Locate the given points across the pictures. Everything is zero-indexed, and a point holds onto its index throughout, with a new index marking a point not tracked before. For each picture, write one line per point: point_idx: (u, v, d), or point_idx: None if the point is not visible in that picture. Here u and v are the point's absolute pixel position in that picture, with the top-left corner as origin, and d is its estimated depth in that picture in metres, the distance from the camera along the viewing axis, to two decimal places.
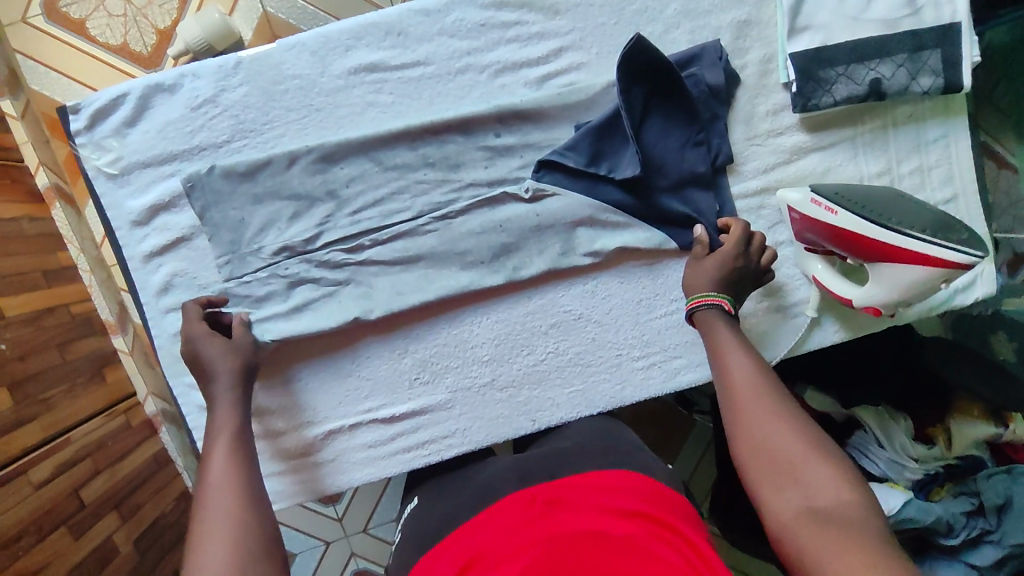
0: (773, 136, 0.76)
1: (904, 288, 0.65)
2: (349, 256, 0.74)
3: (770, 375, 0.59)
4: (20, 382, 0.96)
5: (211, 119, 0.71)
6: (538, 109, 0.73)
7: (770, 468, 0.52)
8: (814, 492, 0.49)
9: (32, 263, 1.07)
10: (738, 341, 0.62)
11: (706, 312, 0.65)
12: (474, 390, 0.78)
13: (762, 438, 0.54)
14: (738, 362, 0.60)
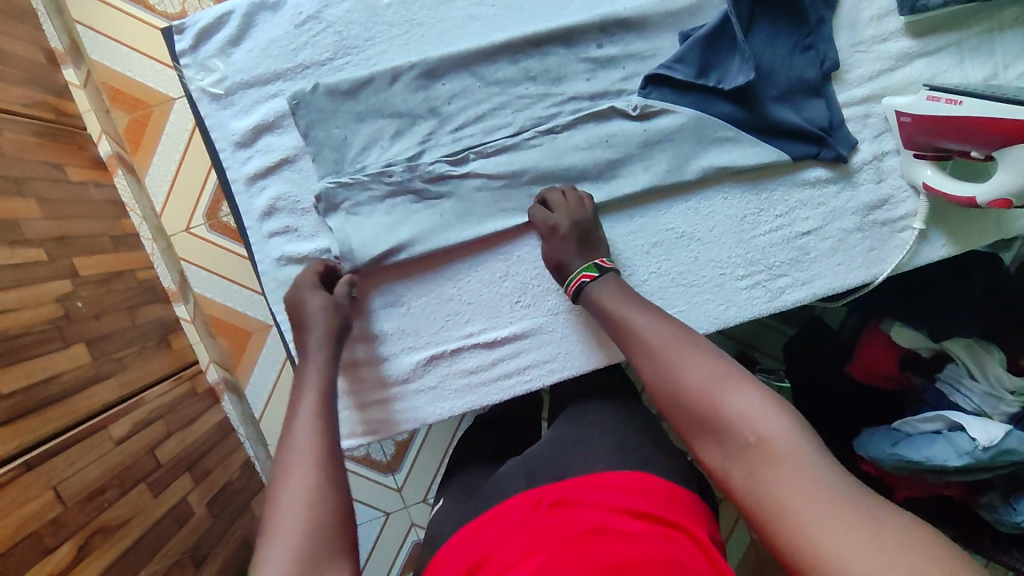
0: (878, 42, 0.75)
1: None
2: (453, 168, 0.73)
3: (671, 327, 0.60)
4: (96, 339, 0.94)
5: (315, 36, 0.70)
6: (640, 17, 0.72)
7: (688, 422, 0.52)
8: (736, 429, 0.49)
9: (100, 228, 1.06)
10: (628, 304, 0.64)
11: (584, 293, 0.68)
12: (576, 312, 0.77)
13: (681, 387, 0.54)
14: (636, 321, 0.62)
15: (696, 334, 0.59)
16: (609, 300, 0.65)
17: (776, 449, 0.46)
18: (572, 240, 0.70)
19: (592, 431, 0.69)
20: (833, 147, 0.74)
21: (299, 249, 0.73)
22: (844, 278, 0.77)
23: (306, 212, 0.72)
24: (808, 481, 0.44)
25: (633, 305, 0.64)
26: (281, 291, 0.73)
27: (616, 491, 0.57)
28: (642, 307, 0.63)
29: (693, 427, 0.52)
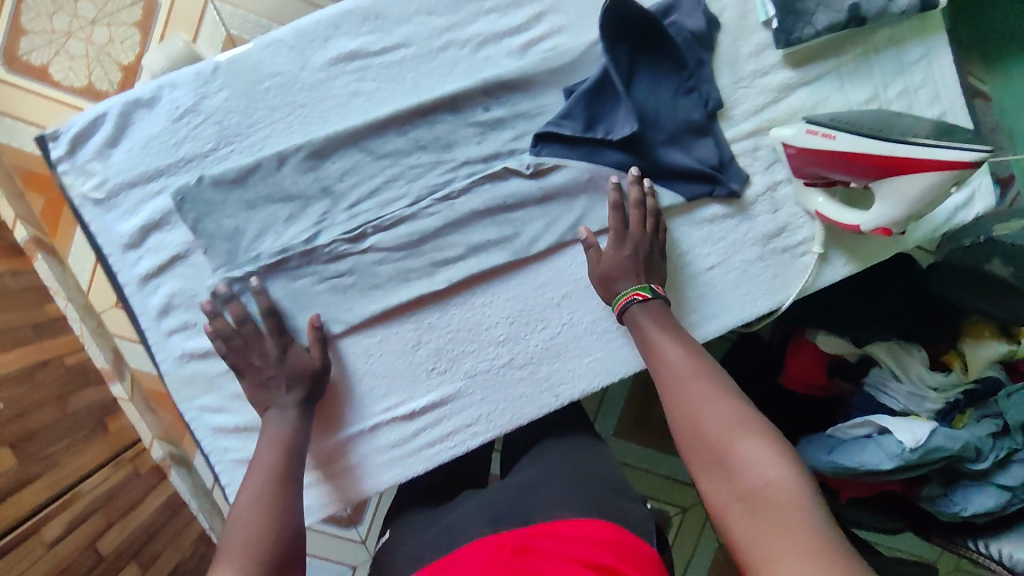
0: (760, 77, 0.76)
1: (911, 202, 0.63)
2: (352, 246, 0.72)
3: (708, 365, 0.65)
4: (24, 439, 0.85)
5: (194, 129, 0.69)
6: (524, 78, 0.73)
7: (703, 452, 0.58)
8: (747, 471, 0.54)
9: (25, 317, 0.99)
10: (664, 332, 0.69)
11: (627, 309, 0.71)
12: (493, 372, 0.77)
13: (704, 421, 0.59)
14: (667, 350, 0.67)
15: (722, 372, 0.64)
16: (648, 325, 0.70)
17: (776, 499, 0.51)
18: (636, 259, 0.72)
19: (550, 477, 0.71)
20: (726, 184, 0.76)
21: (200, 344, 0.72)
22: (754, 306, 0.80)
23: (205, 305, 0.72)
24: (794, 521, 0.49)
25: (667, 334, 0.68)
26: (186, 389, 0.73)
27: (581, 543, 0.56)
28: (676, 338, 0.68)
29: (705, 458, 0.57)
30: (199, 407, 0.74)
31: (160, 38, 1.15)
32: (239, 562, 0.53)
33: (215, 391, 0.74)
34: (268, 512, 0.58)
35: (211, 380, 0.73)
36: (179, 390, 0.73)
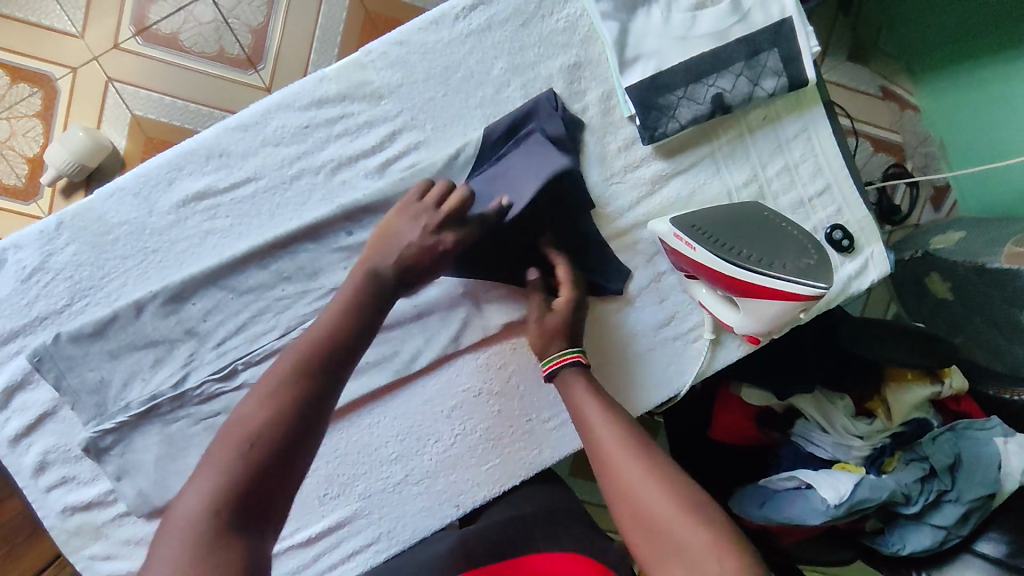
0: (631, 171, 0.74)
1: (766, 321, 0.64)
2: (225, 383, 0.71)
3: (633, 427, 0.61)
4: None
5: (45, 286, 0.67)
6: (385, 199, 0.70)
7: (651, 540, 0.52)
8: (686, 544, 0.50)
9: None
10: (593, 395, 0.64)
11: (558, 372, 0.68)
12: (389, 490, 0.76)
13: (641, 500, 0.54)
14: (597, 418, 0.62)
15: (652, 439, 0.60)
16: (575, 388, 0.66)
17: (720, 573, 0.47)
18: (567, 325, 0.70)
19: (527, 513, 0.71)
20: (605, 284, 0.74)
21: (83, 495, 0.71)
22: (650, 397, 0.77)
23: (80, 458, 0.70)
24: None
25: (599, 400, 0.64)
26: (72, 541, 0.71)
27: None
28: (606, 403, 0.63)
29: (654, 548, 0.51)
30: (88, 558, 0.71)
31: (61, 129, 1.10)
32: (217, 484, 0.46)
33: (104, 540, 0.71)
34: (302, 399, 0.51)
35: (98, 530, 0.71)
36: (64, 544, 0.71)
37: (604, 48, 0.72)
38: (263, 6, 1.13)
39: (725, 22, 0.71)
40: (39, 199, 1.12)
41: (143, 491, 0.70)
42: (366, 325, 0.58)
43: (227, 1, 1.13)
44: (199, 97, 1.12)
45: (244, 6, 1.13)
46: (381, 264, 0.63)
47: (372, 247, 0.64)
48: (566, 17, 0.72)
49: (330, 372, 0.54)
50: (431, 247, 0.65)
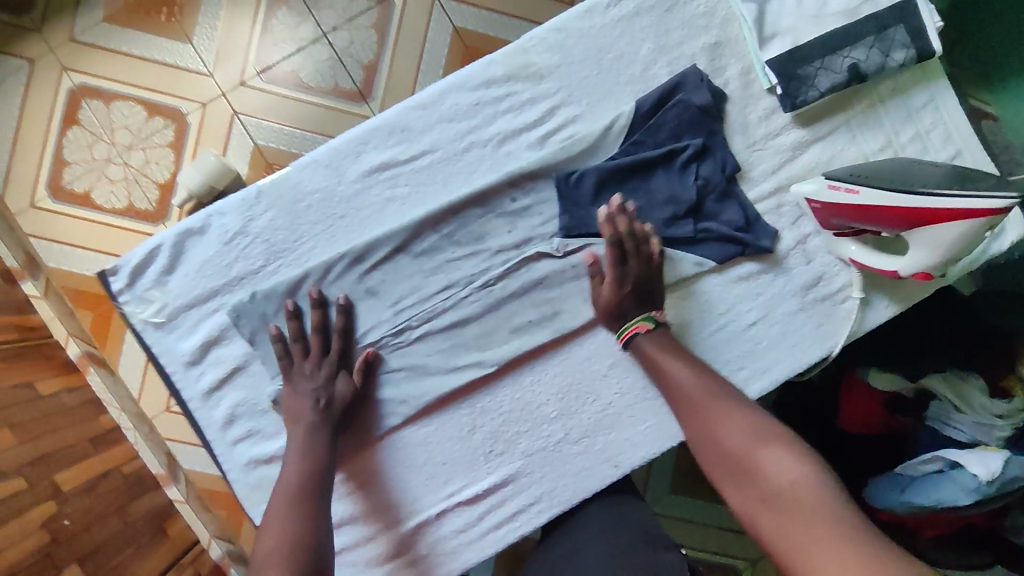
0: (772, 138, 0.78)
1: (945, 247, 0.66)
2: (399, 338, 0.76)
3: (708, 378, 0.71)
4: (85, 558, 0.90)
5: (244, 249, 0.73)
6: (546, 167, 0.75)
7: (730, 467, 0.64)
8: (768, 475, 0.60)
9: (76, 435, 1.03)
10: (671, 355, 0.73)
11: (633, 340, 0.74)
12: (550, 449, 0.79)
13: (724, 440, 0.66)
14: (675, 373, 0.72)
15: (729, 389, 0.71)
16: (651, 351, 0.73)
17: (802, 495, 0.57)
18: (635, 298, 0.74)
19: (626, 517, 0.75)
20: (755, 243, 0.78)
21: (266, 449, 0.74)
22: (801, 356, 0.80)
23: (266, 412, 0.74)
24: (821, 521, 0.54)
25: (675, 357, 0.73)
26: (256, 494, 0.75)
27: None
28: (681, 359, 0.73)
29: (732, 474, 0.64)
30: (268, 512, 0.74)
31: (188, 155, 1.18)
32: None
33: None
34: (297, 527, 0.63)
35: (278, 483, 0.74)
36: (248, 497, 0.74)
37: (742, 27, 0.78)
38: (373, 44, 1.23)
39: (855, 1, 0.77)
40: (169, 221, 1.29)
41: None
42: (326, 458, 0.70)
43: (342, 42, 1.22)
44: (315, 126, 1.23)
45: (357, 44, 1.21)
46: (303, 412, 0.72)
47: (285, 409, 0.73)
48: (706, 2, 0.78)
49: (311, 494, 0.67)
50: (303, 409, 0.72)
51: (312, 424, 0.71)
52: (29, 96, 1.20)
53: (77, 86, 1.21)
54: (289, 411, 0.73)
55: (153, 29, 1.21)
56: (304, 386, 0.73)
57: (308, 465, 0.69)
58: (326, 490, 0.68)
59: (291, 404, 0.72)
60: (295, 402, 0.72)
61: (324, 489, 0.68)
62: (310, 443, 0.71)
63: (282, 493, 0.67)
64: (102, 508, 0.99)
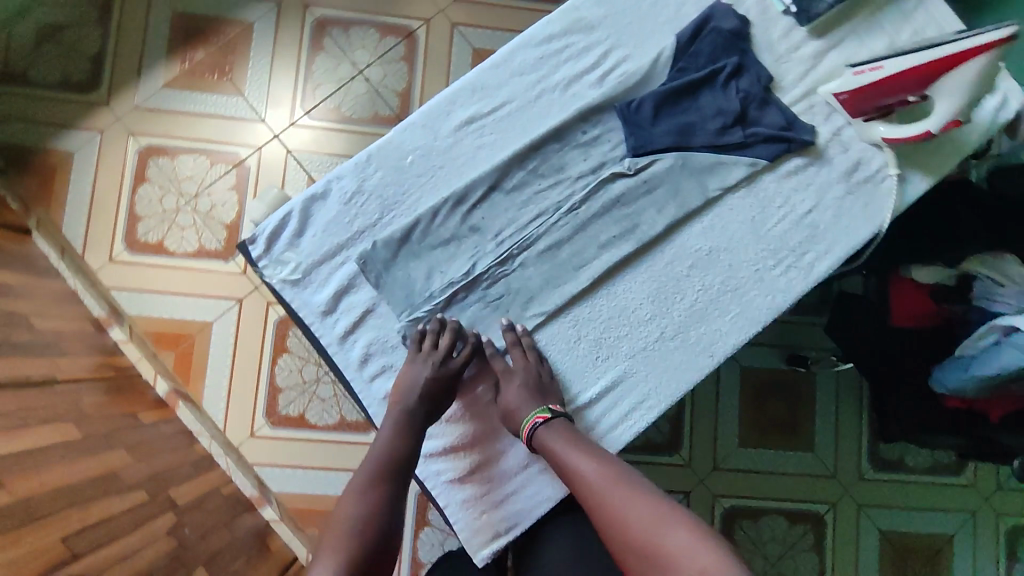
0: (794, 51, 0.91)
1: (967, 89, 0.77)
2: (503, 267, 0.84)
3: (608, 463, 0.75)
4: (210, 561, 1.07)
5: (362, 206, 0.84)
6: (608, 101, 0.87)
7: (639, 557, 0.65)
8: (676, 559, 0.62)
9: (179, 460, 1.23)
10: (572, 444, 0.77)
11: (535, 433, 0.78)
12: (650, 348, 0.86)
13: (630, 524, 0.67)
14: (579, 460, 0.75)
15: (629, 471, 0.74)
16: (553, 441, 0.77)
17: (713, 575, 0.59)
18: (528, 390, 0.80)
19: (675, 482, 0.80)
20: (798, 138, 0.88)
21: None
22: (856, 235, 0.89)
23: (397, 346, 0.84)
24: None
25: (578, 446, 0.76)
26: None
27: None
28: (583, 447, 0.76)
29: (645, 562, 0.65)
30: None
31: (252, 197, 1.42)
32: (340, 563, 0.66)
33: None
34: (373, 512, 0.72)
35: None
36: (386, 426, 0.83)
37: None
38: (404, 73, 1.47)
39: None
40: (234, 258, 1.45)
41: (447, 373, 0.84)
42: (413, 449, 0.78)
43: (377, 76, 1.46)
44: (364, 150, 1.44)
45: (389, 76, 1.46)
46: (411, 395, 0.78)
47: (396, 389, 0.80)
48: None
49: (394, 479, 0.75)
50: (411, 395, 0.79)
51: (413, 411, 0.78)
52: (101, 170, 1.43)
53: (142, 148, 1.43)
54: (400, 386, 0.80)
55: (206, 88, 1.44)
56: (416, 370, 0.79)
57: (399, 444, 0.77)
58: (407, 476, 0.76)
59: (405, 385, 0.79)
60: (409, 386, 0.79)
61: (405, 471, 0.76)
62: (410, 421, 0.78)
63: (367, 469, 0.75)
64: (214, 522, 1.18)
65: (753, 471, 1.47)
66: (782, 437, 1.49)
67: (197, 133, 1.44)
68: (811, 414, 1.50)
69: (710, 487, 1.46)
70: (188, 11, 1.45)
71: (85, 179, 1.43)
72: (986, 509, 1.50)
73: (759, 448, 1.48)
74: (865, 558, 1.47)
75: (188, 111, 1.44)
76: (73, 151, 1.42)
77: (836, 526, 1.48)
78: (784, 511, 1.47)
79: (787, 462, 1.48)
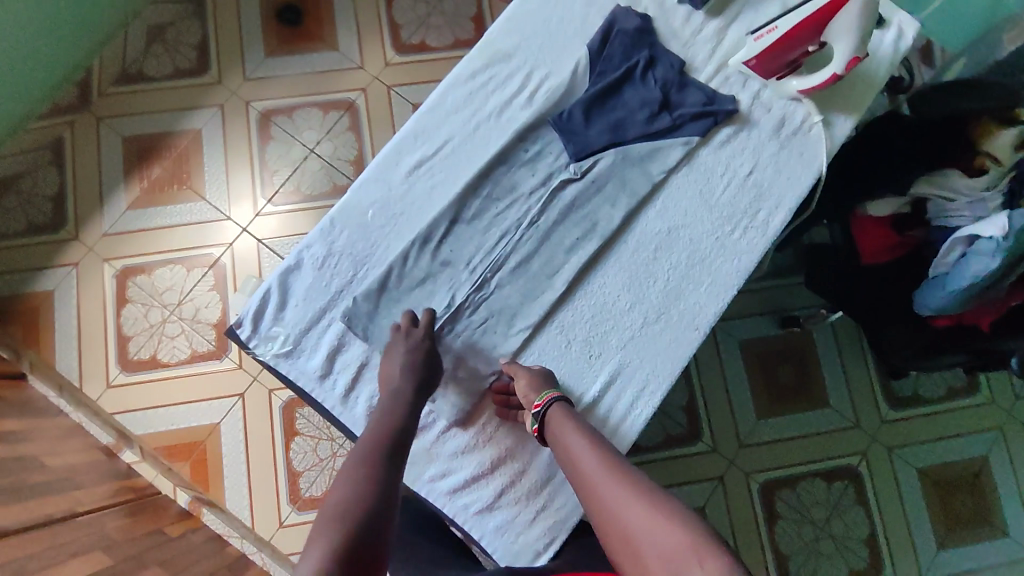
0: (698, 34, 0.97)
1: (858, 29, 0.84)
2: (481, 292, 0.89)
3: (617, 459, 0.73)
4: None
5: (336, 267, 0.88)
6: (541, 118, 0.92)
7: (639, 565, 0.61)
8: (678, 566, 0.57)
9: (215, 565, 1.21)
10: (583, 436, 0.76)
11: (552, 407, 0.80)
12: (638, 334, 0.90)
13: (631, 527, 0.64)
14: (587, 455, 0.74)
15: (634, 469, 0.72)
16: (564, 432, 0.78)
17: None
18: (538, 378, 0.83)
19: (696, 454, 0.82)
20: (722, 110, 0.94)
21: None
22: (798, 185, 0.95)
23: None
24: None
25: (588, 439, 0.76)
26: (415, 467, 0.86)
27: None
28: (593, 440, 0.76)
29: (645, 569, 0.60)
30: (428, 482, 0.85)
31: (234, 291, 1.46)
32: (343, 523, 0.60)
33: (435, 461, 0.86)
34: (371, 480, 0.67)
35: (428, 453, 0.86)
36: (407, 474, 0.85)
37: None
38: (353, 142, 1.53)
39: None
40: (228, 353, 1.47)
41: (453, 402, 0.86)
42: (405, 427, 0.76)
43: (328, 151, 1.53)
44: None
45: (340, 148, 1.53)
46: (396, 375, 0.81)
47: (382, 374, 0.82)
48: None
49: (391, 455, 0.71)
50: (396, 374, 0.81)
51: (401, 389, 0.80)
52: (83, 302, 1.46)
53: (119, 271, 1.47)
54: (386, 371, 0.82)
55: (169, 200, 1.50)
56: (396, 353, 0.82)
57: (393, 423, 0.76)
58: (403, 455, 0.73)
59: (390, 368, 0.82)
60: (394, 365, 0.82)
61: (402, 448, 0.74)
62: (395, 398, 0.79)
63: (358, 450, 0.72)
64: None
65: (779, 441, 1.49)
66: (798, 399, 1.51)
67: (169, 244, 1.48)
68: (818, 370, 1.52)
69: (741, 467, 1.47)
70: (136, 133, 1.51)
71: (69, 314, 1.46)
72: (1009, 422, 1.52)
73: (778, 416, 1.50)
74: (910, 499, 1.48)
75: (156, 227, 1.49)
76: (53, 291, 1.46)
77: (873, 475, 1.48)
78: (819, 472, 1.48)
79: (808, 422, 1.50)
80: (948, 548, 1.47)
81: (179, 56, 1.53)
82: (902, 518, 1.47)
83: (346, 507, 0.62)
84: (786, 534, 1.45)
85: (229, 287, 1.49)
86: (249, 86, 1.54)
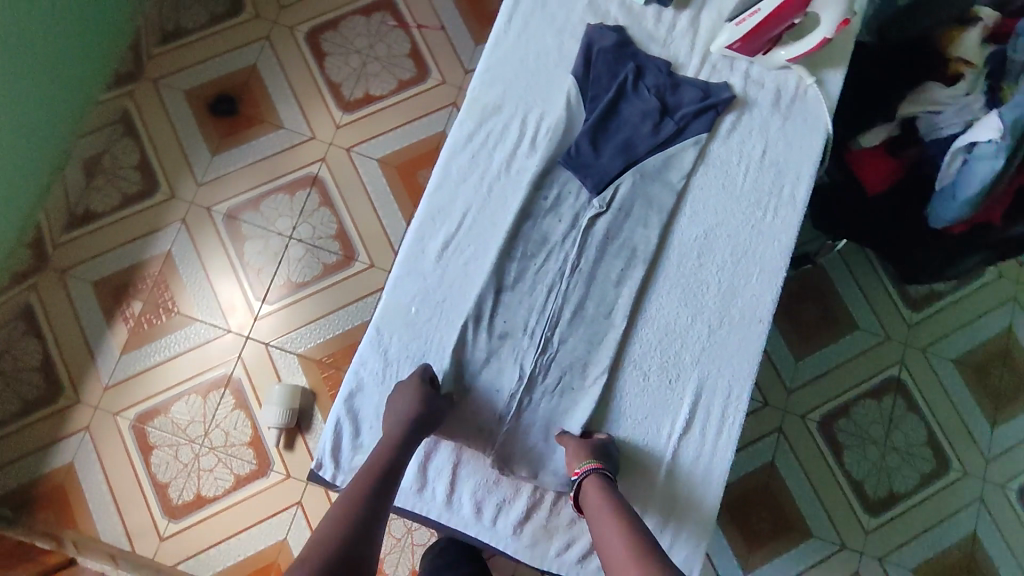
0: (674, 31, 0.96)
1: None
2: (547, 353, 0.86)
3: (648, 546, 0.71)
4: None
5: (397, 375, 0.85)
6: (551, 160, 0.90)
7: None
8: None
9: None
10: (614, 517, 0.75)
11: (589, 479, 0.79)
12: (709, 346, 0.89)
13: None
14: (619, 543, 0.72)
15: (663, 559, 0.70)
16: (598, 514, 0.76)
17: None
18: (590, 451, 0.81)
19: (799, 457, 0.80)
20: (720, 99, 0.93)
21: (519, 509, 0.85)
22: (811, 149, 0.94)
23: (496, 477, 0.86)
24: None
25: (619, 520, 0.75)
26: (537, 547, 0.85)
27: None
28: (624, 522, 0.74)
29: None
30: (556, 556, 0.85)
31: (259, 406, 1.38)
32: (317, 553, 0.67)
33: (557, 534, 0.85)
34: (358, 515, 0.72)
35: (547, 529, 0.86)
36: (534, 555, 0.85)
37: None
38: (331, 216, 1.46)
39: None
40: (272, 467, 1.36)
41: (549, 478, 0.85)
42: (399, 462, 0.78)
43: (308, 233, 1.45)
44: (335, 303, 1.42)
45: (319, 227, 1.45)
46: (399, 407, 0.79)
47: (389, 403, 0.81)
48: None
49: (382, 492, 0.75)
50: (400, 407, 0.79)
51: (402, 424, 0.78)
52: (108, 463, 1.36)
53: (133, 419, 1.38)
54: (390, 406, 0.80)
55: (161, 332, 1.41)
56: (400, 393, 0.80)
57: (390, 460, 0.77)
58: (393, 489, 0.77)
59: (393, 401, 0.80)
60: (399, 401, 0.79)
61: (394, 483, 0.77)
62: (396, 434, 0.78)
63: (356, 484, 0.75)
64: None
65: (826, 371, 1.39)
66: (828, 328, 1.42)
67: (177, 377, 1.39)
68: (835, 293, 1.43)
69: (795, 410, 1.38)
70: (105, 274, 1.42)
71: (97, 480, 1.36)
72: None
73: (815, 349, 1.41)
74: (956, 392, 1.39)
75: (156, 363, 1.40)
76: (72, 462, 1.36)
77: (918, 380, 1.40)
78: (866, 393, 1.39)
79: (843, 348, 1.41)
80: (1005, 426, 1.39)
81: (123, 182, 1.45)
82: (955, 414, 1.39)
83: (325, 539, 0.69)
84: (855, 460, 1.36)
85: (256, 408, 1.39)
86: (205, 191, 1.46)
